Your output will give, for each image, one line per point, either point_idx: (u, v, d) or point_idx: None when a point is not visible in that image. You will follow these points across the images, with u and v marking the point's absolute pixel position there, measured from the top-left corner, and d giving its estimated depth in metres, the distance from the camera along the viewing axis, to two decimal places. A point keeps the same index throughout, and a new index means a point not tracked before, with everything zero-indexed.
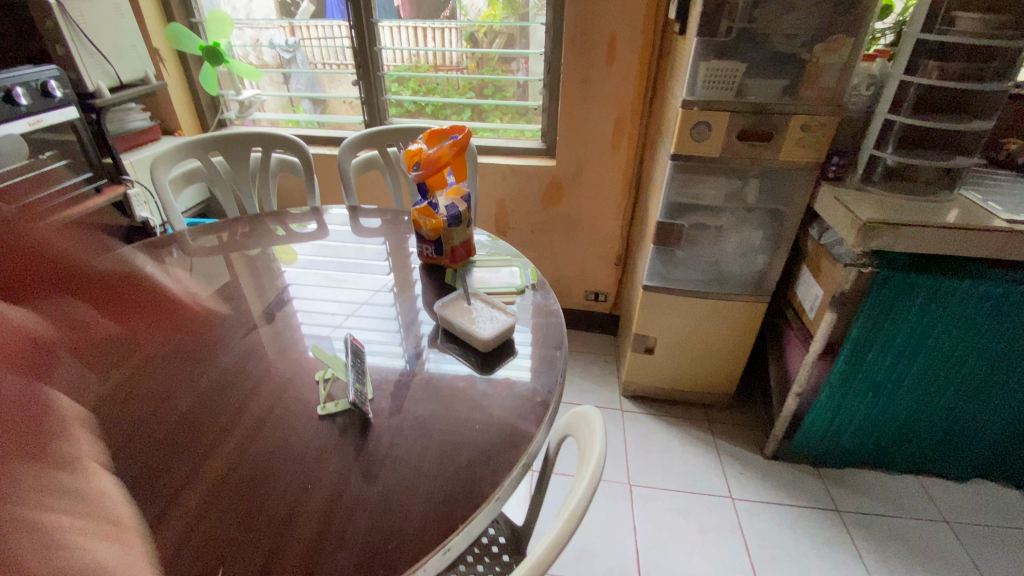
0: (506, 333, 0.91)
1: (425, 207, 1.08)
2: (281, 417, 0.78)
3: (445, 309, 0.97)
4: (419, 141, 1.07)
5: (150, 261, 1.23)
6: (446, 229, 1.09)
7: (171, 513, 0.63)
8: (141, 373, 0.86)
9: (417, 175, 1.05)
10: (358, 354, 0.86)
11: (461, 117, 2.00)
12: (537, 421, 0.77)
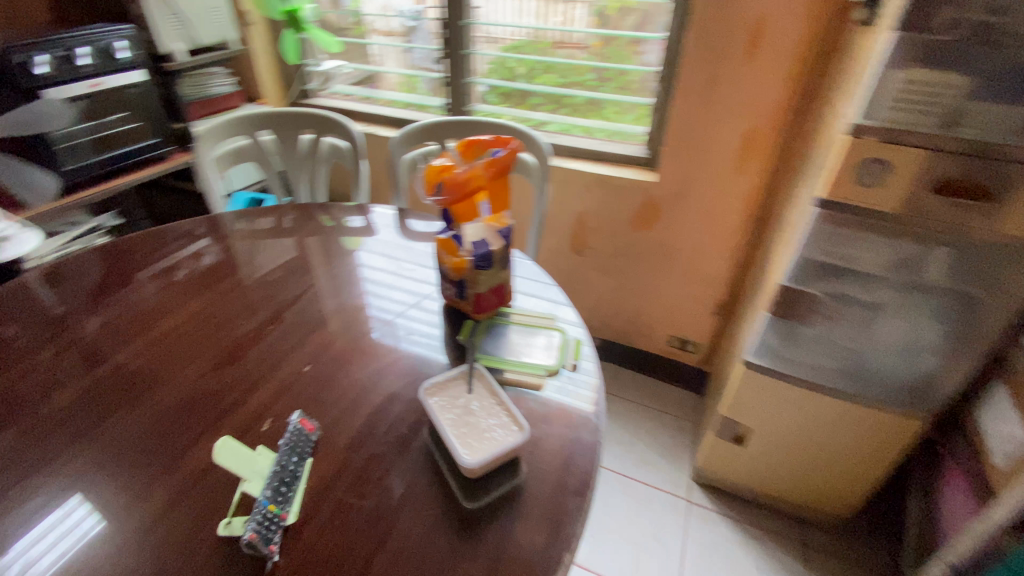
0: (507, 455, 0.63)
1: (446, 240, 0.81)
2: (173, 530, 0.59)
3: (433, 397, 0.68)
4: (448, 153, 0.79)
5: (171, 251, 1.14)
6: (470, 272, 0.82)
7: None
8: (77, 410, 0.73)
9: (438, 202, 0.77)
10: (295, 451, 0.64)
11: (574, 111, 1.66)
12: None
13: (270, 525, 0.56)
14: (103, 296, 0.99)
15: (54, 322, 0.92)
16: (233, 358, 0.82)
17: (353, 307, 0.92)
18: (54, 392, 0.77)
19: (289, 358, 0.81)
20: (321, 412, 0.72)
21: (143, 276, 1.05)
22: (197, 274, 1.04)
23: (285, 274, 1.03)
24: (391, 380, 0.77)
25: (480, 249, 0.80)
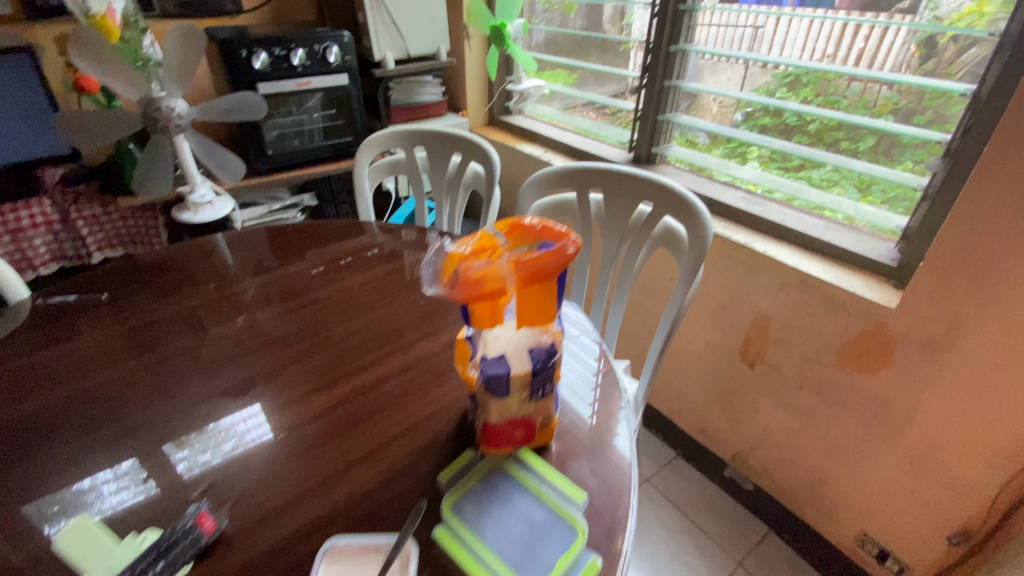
0: None
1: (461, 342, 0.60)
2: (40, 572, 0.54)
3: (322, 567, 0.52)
4: (471, 236, 0.56)
5: (297, 248, 1.19)
6: (480, 392, 0.59)
7: None
8: (106, 389, 0.77)
9: (444, 296, 0.53)
10: (159, 552, 0.53)
11: (841, 188, 1.14)
12: None
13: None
14: (219, 276, 1.07)
15: (172, 291, 1.03)
16: (238, 389, 0.76)
17: (377, 373, 0.79)
18: (109, 364, 0.83)
19: (277, 412, 0.72)
20: (248, 502, 0.60)
21: (258, 267, 1.11)
22: (292, 279, 1.05)
23: (354, 306, 0.96)
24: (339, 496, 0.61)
25: (499, 369, 0.56)
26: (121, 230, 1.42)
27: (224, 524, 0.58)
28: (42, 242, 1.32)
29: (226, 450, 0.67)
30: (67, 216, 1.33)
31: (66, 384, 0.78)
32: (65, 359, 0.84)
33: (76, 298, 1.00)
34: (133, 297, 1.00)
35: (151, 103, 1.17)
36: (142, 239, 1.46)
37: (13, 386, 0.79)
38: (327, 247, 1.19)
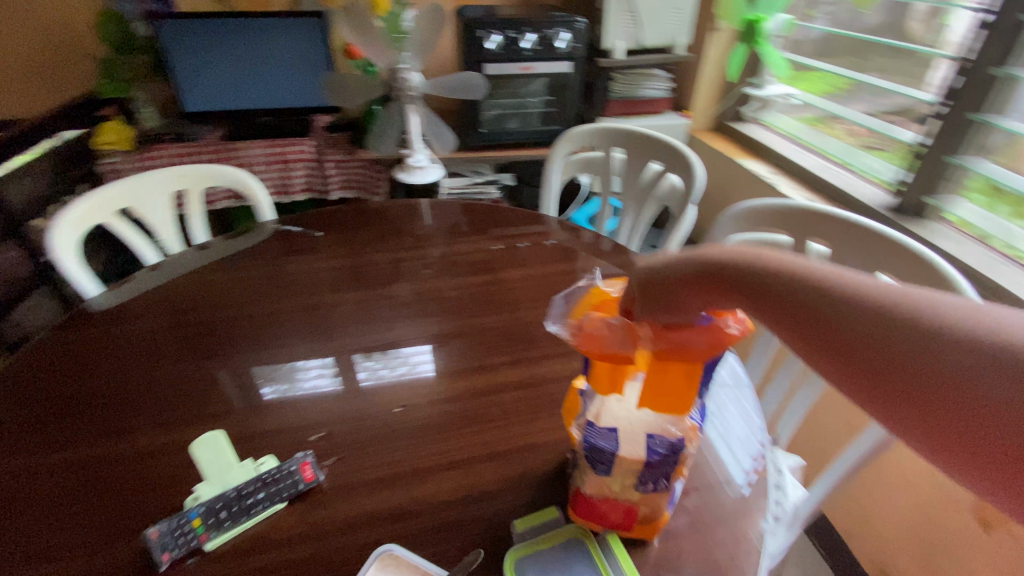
0: None
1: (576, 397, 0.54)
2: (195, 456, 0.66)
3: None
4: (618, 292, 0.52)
5: (476, 225, 1.22)
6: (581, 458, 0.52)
7: (72, 444, 0.67)
8: (290, 317, 0.91)
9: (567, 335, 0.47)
10: (263, 481, 0.59)
11: None
12: None
13: (182, 534, 0.54)
14: (404, 238, 1.17)
15: (366, 242, 1.16)
16: (379, 351, 0.82)
17: (499, 379, 0.76)
18: (299, 295, 0.97)
19: (397, 387, 0.75)
20: (348, 465, 0.64)
21: (437, 237, 1.18)
22: (460, 258, 1.09)
23: (504, 301, 0.95)
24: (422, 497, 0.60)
25: (606, 437, 0.48)
26: (356, 177, 1.61)
27: (321, 477, 0.62)
28: (300, 174, 1.57)
29: (399, 372, 0.78)
30: (321, 156, 1.56)
31: (268, 303, 0.95)
32: (275, 282, 1.02)
33: (300, 229, 1.20)
34: (337, 241, 1.16)
35: (394, 73, 1.31)
36: (369, 187, 1.62)
37: (237, 293, 0.98)
38: (502, 231, 1.20)
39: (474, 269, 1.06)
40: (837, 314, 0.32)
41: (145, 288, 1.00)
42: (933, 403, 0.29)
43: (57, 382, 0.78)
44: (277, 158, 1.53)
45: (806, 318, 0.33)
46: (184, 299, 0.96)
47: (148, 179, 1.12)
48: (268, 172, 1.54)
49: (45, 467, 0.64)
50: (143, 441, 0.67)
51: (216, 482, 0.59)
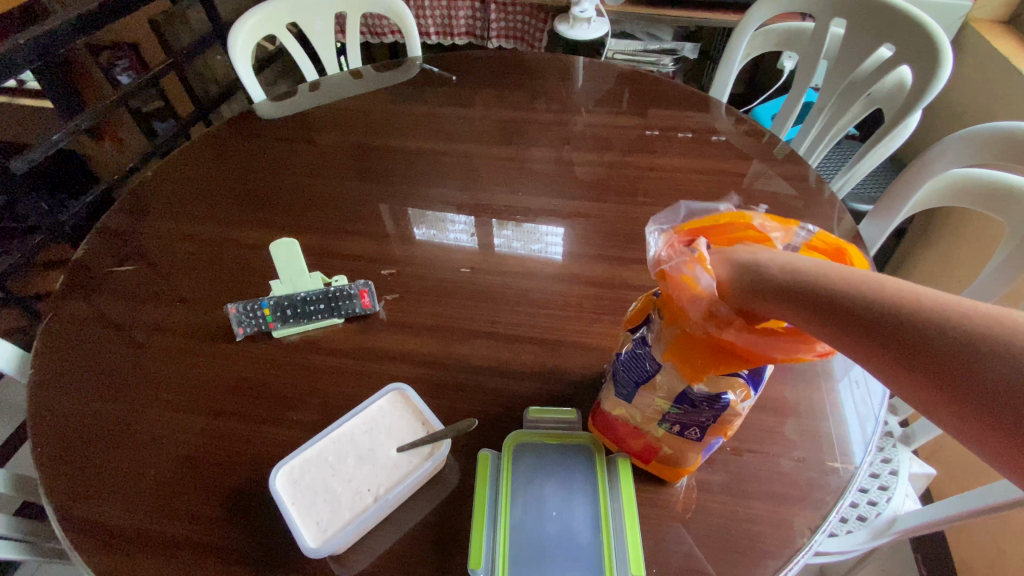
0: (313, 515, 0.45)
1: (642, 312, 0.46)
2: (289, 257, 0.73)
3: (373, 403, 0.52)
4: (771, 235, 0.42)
5: (620, 98, 1.06)
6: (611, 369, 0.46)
7: (212, 222, 0.80)
8: (404, 157, 0.92)
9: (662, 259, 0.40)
10: (325, 301, 0.63)
11: None
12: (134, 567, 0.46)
13: (256, 318, 0.62)
14: (537, 98, 1.07)
15: (497, 97, 1.09)
16: (469, 209, 0.81)
17: (574, 269, 0.70)
18: (418, 138, 0.97)
19: (472, 247, 0.74)
20: (403, 304, 0.66)
21: (572, 104, 1.05)
22: (588, 132, 0.98)
23: (615, 190, 0.84)
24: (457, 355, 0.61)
25: (646, 369, 0.42)
26: (518, 26, 1.47)
27: (379, 308, 0.65)
28: (462, 14, 1.48)
29: (533, 249, 0.73)
30: None
31: (389, 140, 0.97)
32: (402, 121, 1.03)
33: (440, 72, 1.16)
34: (470, 90, 1.11)
35: None
36: (530, 39, 1.49)
37: (366, 125, 1.01)
38: (647, 110, 1.03)
39: (598, 147, 0.94)
40: (859, 308, 0.30)
41: (298, 106, 1.09)
42: (971, 373, 0.26)
43: (213, 170, 0.91)
44: None
45: (847, 316, 0.30)
46: (324, 121, 1.03)
47: None
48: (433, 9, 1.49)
49: (190, 234, 0.78)
50: (257, 235, 0.77)
51: (287, 283, 0.64)
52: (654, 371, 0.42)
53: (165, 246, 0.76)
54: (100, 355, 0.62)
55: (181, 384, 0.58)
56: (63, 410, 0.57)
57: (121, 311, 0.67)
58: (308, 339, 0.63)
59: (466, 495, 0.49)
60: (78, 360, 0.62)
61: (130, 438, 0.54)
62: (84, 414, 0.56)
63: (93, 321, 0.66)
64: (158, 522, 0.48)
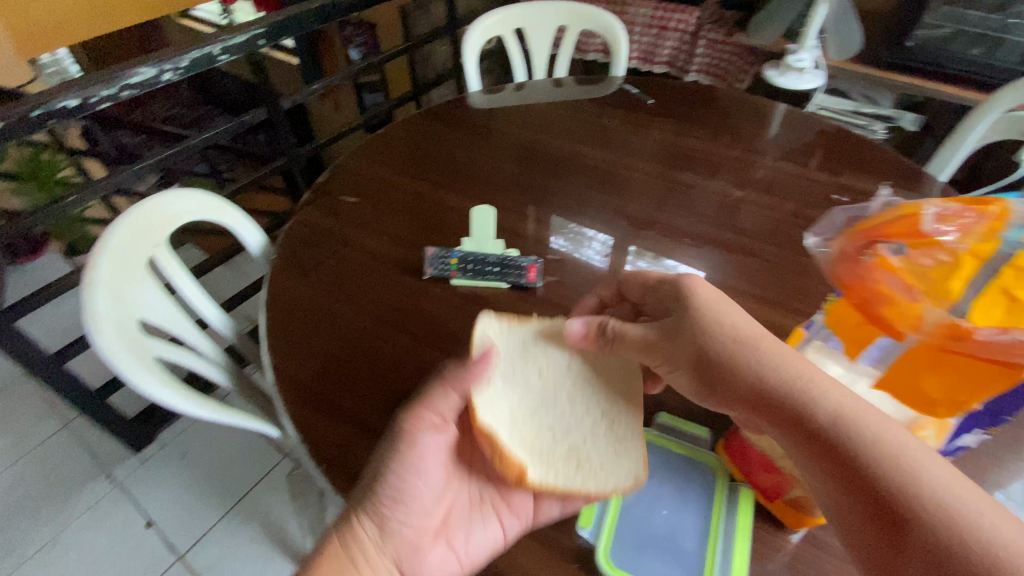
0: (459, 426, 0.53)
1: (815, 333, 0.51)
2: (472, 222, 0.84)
3: (589, 369, 0.58)
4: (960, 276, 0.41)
5: (817, 151, 1.03)
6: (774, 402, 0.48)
7: (419, 180, 0.94)
8: (588, 163, 1.00)
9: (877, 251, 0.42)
10: (503, 267, 0.73)
11: None
12: (319, 425, 0.58)
13: (442, 265, 0.74)
14: (728, 134, 1.08)
15: (687, 126, 1.11)
16: (637, 222, 0.85)
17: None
18: (604, 149, 1.04)
19: (637, 258, 0.78)
20: (564, 289, 0.73)
21: (763, 145, 1.04)
22: (776, 178, 0.96)
23: (790, 239, 0.83)
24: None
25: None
26: (721, 64, 1.48)
27: (539, 284, 0.73)
28: (669, 44, 1.53)
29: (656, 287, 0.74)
30: (698, 31, 1.47)
31: (578, 145, 1.05)
32: (591, 130, 1.11)
33: (638, 93, 1.22)
34: (663, 115, 1.15)
35: None
36: (730, 78, 1.48)
37: (560, 128, 1.11)
38: (845, 170, 0.98)
39: (781, 193, 0.92)
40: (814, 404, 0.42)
41: (505, 101, 1.22)
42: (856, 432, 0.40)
43: (426, 138, 1.07)
44: (655, 23, 1.50)
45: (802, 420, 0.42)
46: (525, 117, 1.15)
47: (548, 8, 1.29)
48: (642, 35, 1.55)
49: (402, 185, 0.93)
50: (452, 199, 0.90)
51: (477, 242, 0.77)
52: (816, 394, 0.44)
53: (381, 190, 0.92)
54: (322, 259, 0.77)
55: (374, 296, 0.72)
56: (288, 292, 0.72)
57: (341, 230, 0.82)
58: (478, 294, 0.73)
59: None
60: (305, 258, 0.77)
61: (331, 323, 0.68)
62: (303, 296, 0.72)
63: (320, 232, 0.82)
64: (342, 395, 0.61)
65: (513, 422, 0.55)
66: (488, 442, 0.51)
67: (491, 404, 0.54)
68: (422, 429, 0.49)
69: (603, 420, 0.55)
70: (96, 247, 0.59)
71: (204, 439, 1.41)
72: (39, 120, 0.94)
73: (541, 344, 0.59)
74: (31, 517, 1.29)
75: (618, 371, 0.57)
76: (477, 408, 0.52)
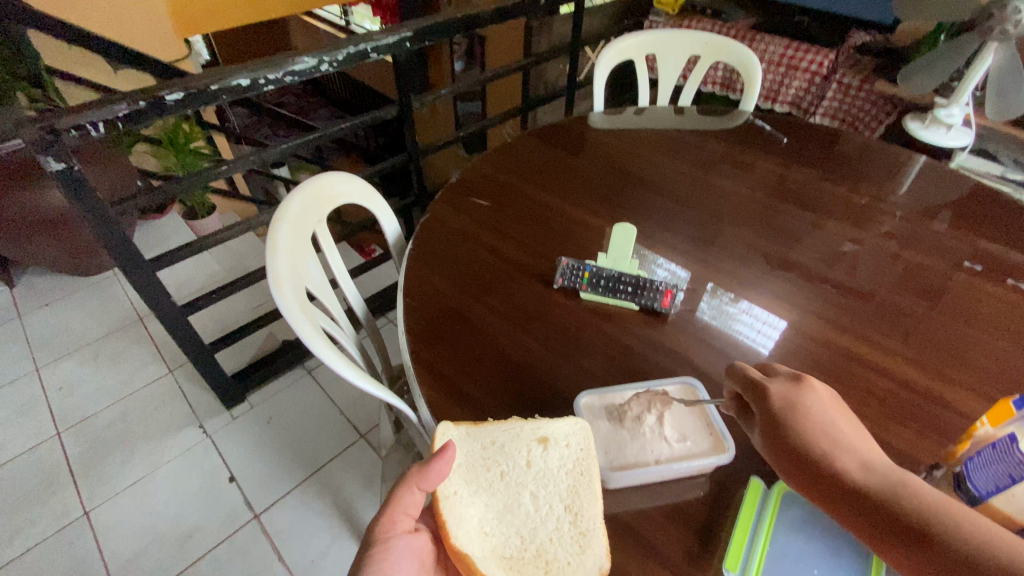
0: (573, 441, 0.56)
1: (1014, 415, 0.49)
2: (601, 240, 0.85)
3: (555, 462, 0.55)
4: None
5: (969, 210, 0.95)
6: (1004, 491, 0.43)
7: (547, 192, 0.97)
8: (717, 195, 0.99)
9: None
10: (636, 287, 0.74)
11: None
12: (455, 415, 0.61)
13: (575, 277, 0.75)
14: (867, 181, 1.03)
15: (822, 168, 1.07)
16: (767, 260, 0.84)
17: (871, 357, 0.68)
18: (732, 182, 1.02)
19: (770, 299, 0.76)
20: (695, 320, 0.73)
21: (907, 196, 0.99)
22: (925, 233, 0.90)
23: (940, 299, 0.77)
24: None
25: (1012, 473, 0.42)
26: (852, 109, 1.41)
27: (671, 310, 0.73)
28: (795, 84, 1.47)
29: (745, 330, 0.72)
30: (832, 74, 1.41)
31: (705, 176, 1.04)
32: (717, 160, 1.09)
33: (769, 130, 1.19)
34: (795, 154, 1.11)
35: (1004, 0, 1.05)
36: (861, 125, 1.42)
37: (686, 157, 1.10)
38: (1004, 233, 0.90)
39: (929, 249, 0.86)
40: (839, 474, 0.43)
41: (628, 123, 1.22)
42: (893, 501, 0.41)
43: (553, 153, 1.09)
44: (784, 61, 1.46)
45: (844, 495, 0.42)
46: (650, 141, 1.15)
47: (683, 37, 1.29)
48: (768, 73, 1.51)
49: (530, 195, 0.96)
50: (580, 214, 0.91)
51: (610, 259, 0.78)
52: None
53: (511, 197, 0.95)
54: (456, 257, 0.81)
55: (507, 300, 0.74)
56: (426, 283, 0.77)
57: (473, 231, 0.86)
58: (609, 312, 0.73)
59: (727, 502, 0.54)
60: (440, 254, 0.82)
61: (465, 322, 0.71)
62: (439, 291, 0.75)
63: (454, 230, 0.86)
64: (474, 386, 0.63)
65: (479, 529, 0.54)
66: (463, 560, 0.50)
67: (457, 511, 0.54)
68: (394, 532, 0.51)
69: (564, 522, 0.53)
70: (277, 213, 0.68)
71: (288, 408, 1.49)
72: (217, 94, 1.07)
73: (507, 447, 0.56)
74: (130, 453, 1.40)
75: (577, 466, 0.54)
76: (443, 522, 0.52)
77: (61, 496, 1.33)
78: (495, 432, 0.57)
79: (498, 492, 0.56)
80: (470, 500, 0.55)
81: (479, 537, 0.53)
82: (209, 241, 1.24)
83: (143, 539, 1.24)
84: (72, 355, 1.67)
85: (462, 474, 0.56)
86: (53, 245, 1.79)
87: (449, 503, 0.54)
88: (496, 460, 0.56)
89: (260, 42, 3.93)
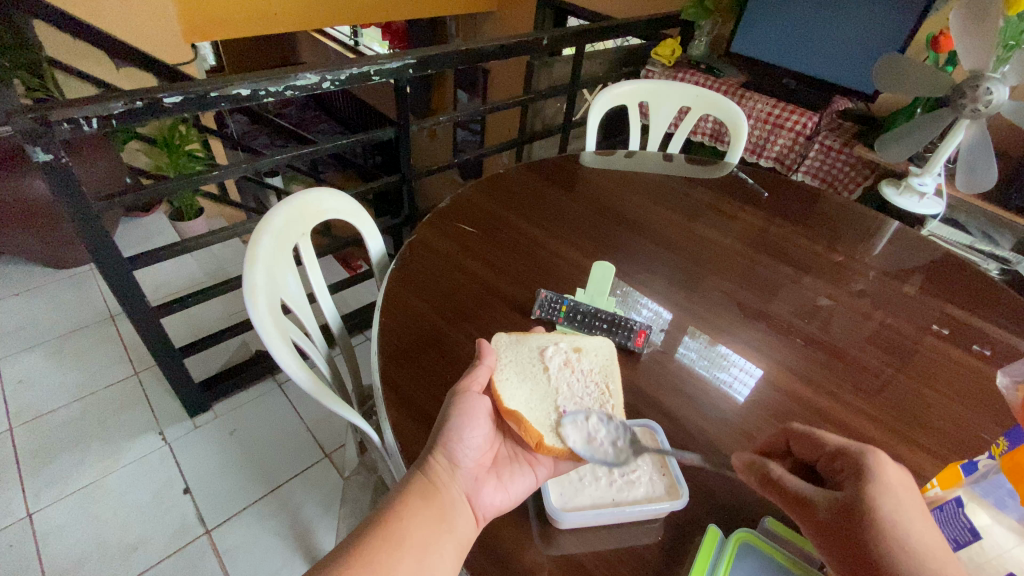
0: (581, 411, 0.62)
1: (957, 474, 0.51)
2: (579, 273, 0.87)
3: (587, 363, 0.67)
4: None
5: (937, 276, 0.99)
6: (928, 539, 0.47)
7: (535, 221, 0.99)
8: (700, 242, 1.01)
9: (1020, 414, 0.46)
10: (612, 326, 0.75)
11: None
12: (419, 436, 0.60)
13: (552, 309, 0.76)
14: (842, 239, 1.07)
15: (801, 222, 1.11)
16: (742, 309, 0.86)
17: (836, 411, 0.70)
18: (714, 230, 1.05)
19: (741, 347, 0.78)
20: (666, 360, 0.74)
21: (879, 257, 1.02)
22: (897, 293, 0.93)
23: (907, 360, 0.79)
24: (699, 424, 0.66)
25: (958, 537, 0.44)
26: (833, 171, 1.47)
27: (644, 350, 0.75)
28: (780, 142, 1.52)
29: (719, 375, 0.73)
30: (815, 135, 1.47)
31: (689, 221, 1.07)
32: (700, 208, 1.12)
33: (753, 183, 1.23)
34: (777, 207, 1.15)
35: (977, 80, 1.13)
36: (840, 185, 1.48)
37: (674, 202, 1.13)
38: (967, 298, 0.94)
39: (899, 310, 0.89)
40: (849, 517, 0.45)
41: (618, 165, 1.26)
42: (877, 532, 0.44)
43: (543, 188, 1.11)
44: (770, 119, 1.52)
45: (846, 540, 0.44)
46: (638, 184, 1.18)
47: (675, 89, 1.34)
48: (755, 129, 1.56)
49: (513, 224, 0.97)
50: (563, 248, 0.93)
51: (588, 295, 0.81)
52: (972, 540, 0.43)
53: (495, 222, 0.97)
54: (437, 280, 0.82)
55: (484, 326, 0.75)
56: (402, 304, 0.77)
57: (455, 254, 0.88)
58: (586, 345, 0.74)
59: (682, 550, 0.53)
60: (421, 276, 0.82)
61: (442, 345, 0.71)
62: (418, 312, 0.76)
63: (437, 253, 0.87)
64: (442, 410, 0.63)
65: (528, 403, 0.60)
66: (516, 417, 0.57)
67: (509, 390, 0.61)
68: (473, 390, 0.57)
69: (610, 422, 0.59)
70: (261, 223, 0.68)
71: (254, 421, 1.45)
72: (215, 102, 1.07)
73: (548, 351, 0.67)
74: (82, 455, 1.35)
75: (602, 369, 0.66)
76: (499, 397, 0.59)
77: (4, 497, 1.26)
78: (537, 341, 0.68)
79: (541, 381, 0.63)
80: (519, 384, 0.62)
81: (527, 409, 0.60)
82: (190, 244, 1.22)
83: (84, 549, 1.17)
84: (37, 349, 1.61)
85: (511, 367, 0.64)
86: (31, 235, 1.75)
87: (502, 386, 0.61)
88: (539, 359, 0.66)
89: (265, 55, 3.98)
